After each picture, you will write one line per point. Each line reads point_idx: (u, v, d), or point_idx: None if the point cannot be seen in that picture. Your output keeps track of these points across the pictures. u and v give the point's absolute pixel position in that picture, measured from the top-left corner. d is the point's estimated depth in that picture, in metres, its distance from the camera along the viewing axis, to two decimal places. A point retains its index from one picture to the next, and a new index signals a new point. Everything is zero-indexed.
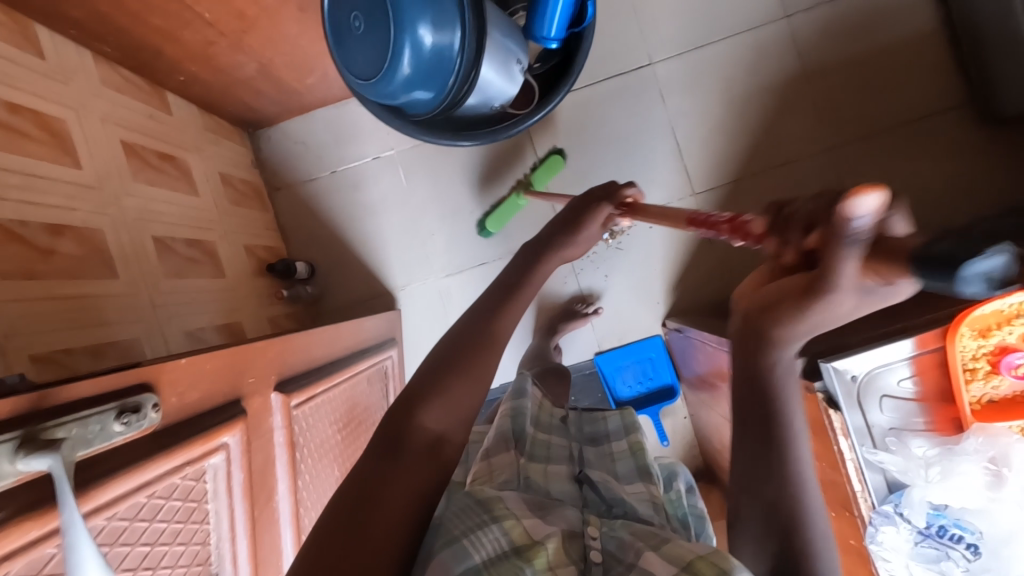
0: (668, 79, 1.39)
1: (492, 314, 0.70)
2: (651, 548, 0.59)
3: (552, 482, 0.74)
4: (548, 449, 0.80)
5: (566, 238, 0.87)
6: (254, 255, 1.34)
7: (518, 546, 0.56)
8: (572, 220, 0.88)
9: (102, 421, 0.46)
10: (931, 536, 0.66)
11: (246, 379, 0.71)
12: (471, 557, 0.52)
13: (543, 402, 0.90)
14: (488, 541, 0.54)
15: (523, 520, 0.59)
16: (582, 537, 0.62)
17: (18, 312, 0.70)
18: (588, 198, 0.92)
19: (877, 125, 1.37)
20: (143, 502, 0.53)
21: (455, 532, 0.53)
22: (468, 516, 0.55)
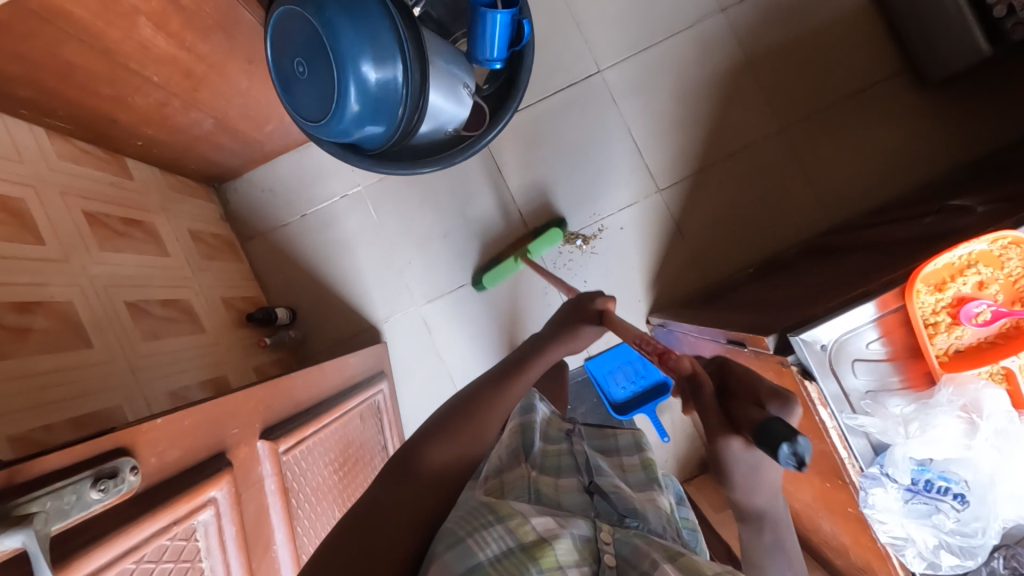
0: (617, 84, 1.43)
1: (499, 386, 0.74)
2: (667, 558, 0.58)
3: (563, 493, 0.70)
4: (559, 459, 0.77)
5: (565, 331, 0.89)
6: (233, 307, 1.34)
7: (525, 544, 0.54)
8: (567, 327, 0.89)
9: (78, 490, 0.46)
10: (920, 492, 0.67)
11: (230, 430, 0.71)
12: (475, 556, 0.52)
13: (552, 420, 0.87)
14: (491, 541, 0.53)
15: (532, 519, 0.57)
16: (596, 542, 0.61)
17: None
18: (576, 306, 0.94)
19: (823, 102, 1.42)
20: (131, 568, 0.53)
21: (459, 533, 0.53)
22: (473, 518, 0.55)
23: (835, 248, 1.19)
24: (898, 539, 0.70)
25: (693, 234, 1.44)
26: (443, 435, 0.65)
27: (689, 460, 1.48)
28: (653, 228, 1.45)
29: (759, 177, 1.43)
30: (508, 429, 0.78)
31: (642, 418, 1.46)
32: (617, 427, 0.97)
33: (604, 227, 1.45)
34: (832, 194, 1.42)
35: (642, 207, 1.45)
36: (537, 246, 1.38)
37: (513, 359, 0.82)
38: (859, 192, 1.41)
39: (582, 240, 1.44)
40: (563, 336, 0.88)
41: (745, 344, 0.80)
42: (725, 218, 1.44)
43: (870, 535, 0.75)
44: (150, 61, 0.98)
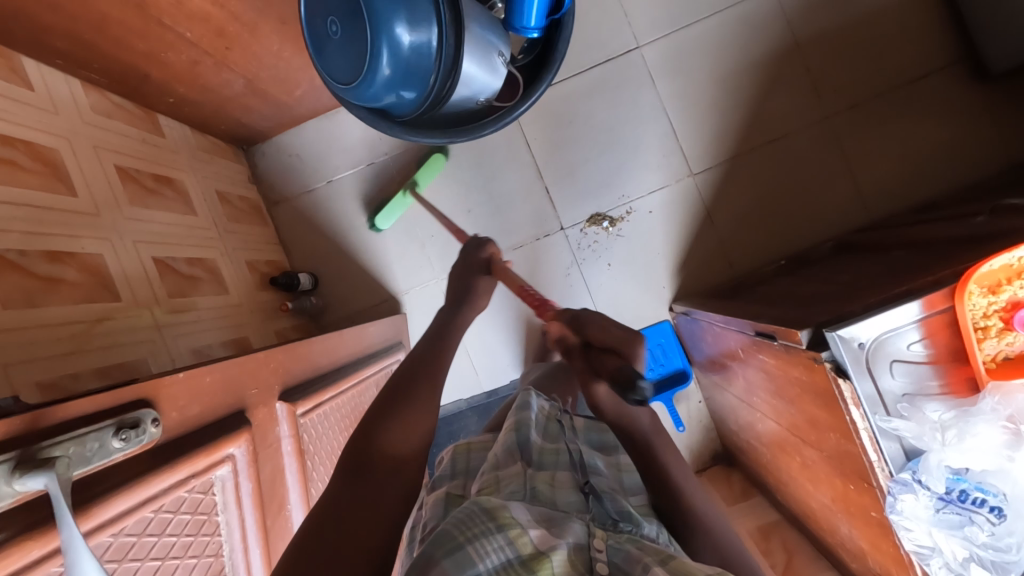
0: (655, 62, 1.37)
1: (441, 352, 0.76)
2: (659, 562, 0.57)
3: (558, 492, 0.70)
4: (556, 456, 0.78)
5: (468, 298, 0.90)
6: (257, 270, 1.35)
7: (523, 556, 0.55)
8: (465, 290, 0.90)
9: (100, 438, 0.47)
10: (953, 502, 0.64)
11: (249, 390, 0.71)
12: (474, 565, 0.53)
13: (550, 411, 0.90)
14: (491, 550, 0.54)
15: (529, 530, 0.58)
16: (589, 550, 0.60)
17: (24, 338, 0.71)
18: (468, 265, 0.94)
19: (871, 90, 1.34)
20: (150, 517, 0.54)
21: (458, 539, 0.55)
22: (472, 523, 0.56)
23: (873, 244, 1.14)
24: (924, 548, 0.66)
25: (723, 222, 1.40)
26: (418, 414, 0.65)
27: (704, 451, 1.46)
28: (683, 213, 1.40)
29: (797, 167, 1.37)
30: (506, 427, 0.85)
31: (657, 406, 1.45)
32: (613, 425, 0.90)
33: (632, 210, 1.41)
34: (873, 188, 1.35)
35: (672, 191, 1.40)
36: (422, 176, 1.39)
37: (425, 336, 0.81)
38: (902, 187, 1.34)
39: (609, 222, 1.41)
40: (464, 304, 0.88)
41: (775, 337, 0.77)
42: (756, 206, 1.39)
43: (892, 541, 0.71)
44: (183, 16, 0.97)
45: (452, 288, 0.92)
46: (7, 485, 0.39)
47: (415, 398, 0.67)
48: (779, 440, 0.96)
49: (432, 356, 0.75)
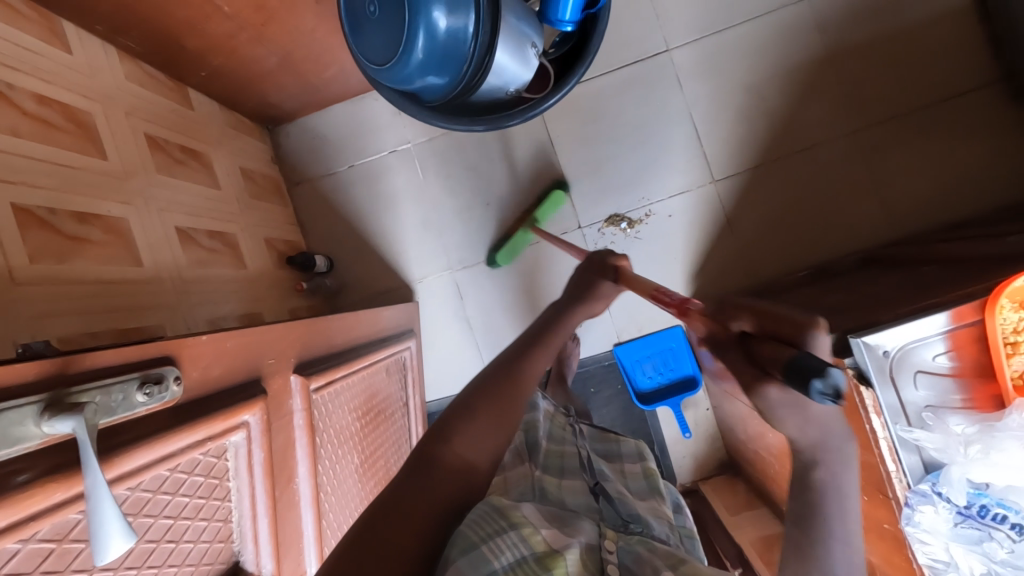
0: (685, 65, 1.37)
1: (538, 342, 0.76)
2: (669, 566, 0.58)
3: (568, 493, 0.75)
4: (562, 460, 0.84)
5: (587, 296, 0.88)
6: (275, 248, 1.35)
7: (538, 554, 0.56)
8: (585, 289, 0.89)
9: (125, 390, 0.47)
10: (972, 517, 0.62)
11: (267, 359, 0.71)
12: (490, 564, 0.51)
13: (555, 419, 0.96)
14: (507, 549, 0.54)
15: (541, 530, 0.60)
16: (600, 550, 0.62)
17: (50, 293, 0.72)
18: (586, 269, 0.93)
19: (903, 107, 1.33)
20: (165, 475, 0.54)
21: (473, 539, 0.53)
22: (487, 523, 0.55)
23: (895, 261, 1.13)
24: (938, 562, 0.64)
25: (743, 231, 1.39)
26: (469, 415, 0.62)
27: (708, 459, 1.45)
28: (703, 220, 1.40)
29: (821, 180, 1.36)
30: None
31: (665, 411, 1.44)
32: (620, 435, 1.01)
33: (652, 213, 1.41)
34: (897, 206, 1.34)
35: (694, 196, 1.40)
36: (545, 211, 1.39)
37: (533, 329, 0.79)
38: (928, 207, 1.33)
39: (627, 223, 1.41)
40: (582, 300, 0.86)
41: None
42: (777, 217, 1.38)
43: (906, 555, 0.68)
44: None
45: (571, 284, 0.91)
46: (35, 426, 0.39)
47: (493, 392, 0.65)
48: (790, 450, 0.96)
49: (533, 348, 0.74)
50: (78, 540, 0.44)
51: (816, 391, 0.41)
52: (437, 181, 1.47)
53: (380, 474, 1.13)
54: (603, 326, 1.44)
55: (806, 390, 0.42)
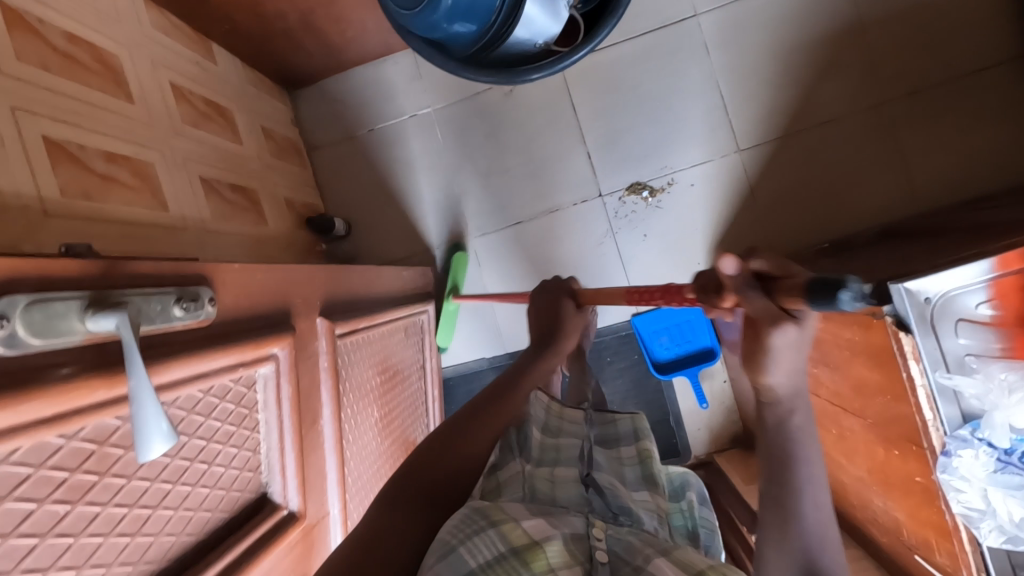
0: (711, 32, 1.34)
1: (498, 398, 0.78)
2: (659, 553, 0.60)
3: (559, 488, 0.71)
4: (554, 450, 0.80)
5: (553, 338, 0.88)
6: (294, 209, 1.35)
7: (517, 548, 0.55)
8: (552, 329, 0.89)
9: (163, 302, 0.47)
10: (1011, 463, 0.62)
11: (295, 298, 0.71)
12: (466, 564, 0.52)
13: (551, 404, 0.85)
14: (484, 548, 0.54)
15: (522, 522, 0.58)
16: (588, 539, 0.62)
17: (84, 225, 0.72)
18: (545, 305, 0.92)
19: (937, 76, 1.29)
20: (199, 396, 0.54)
21: (452, 542, 0.54)
22: (467, 526, 0.56)
23: (927, 232, 1.10)
24: (974, 511, 0.62)
25: (765, 203, 1.36)
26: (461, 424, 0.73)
27: (723, 432, 1.45)
28: (726, 190, 1.37)
29: (848, 152, 1.33)
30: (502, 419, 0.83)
31: (681, 383, 1.43)
32: (618, 414, 0.99)
33: (674, 182, 1.39)
34: (925, 180, 1.29)
35: (715, 167, 1.37)
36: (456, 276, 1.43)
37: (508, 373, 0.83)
38: (959, 181, 1.28)
39: (648, 192, 1.39)
40: (546, 347, 0.87)
41: None
42: (803, 190, 1.35)
43: (936, 507, 0.67)
44: None
45: (538, 327, 0.91)
46: (79, 323, 0.39)
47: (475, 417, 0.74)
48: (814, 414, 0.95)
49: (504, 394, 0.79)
50: (118, 445, 0.44)
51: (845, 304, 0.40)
52: (457, 147, 1.45)
53: (396, 432, 1.13)
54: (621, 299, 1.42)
55: (837, 306, 0.41)
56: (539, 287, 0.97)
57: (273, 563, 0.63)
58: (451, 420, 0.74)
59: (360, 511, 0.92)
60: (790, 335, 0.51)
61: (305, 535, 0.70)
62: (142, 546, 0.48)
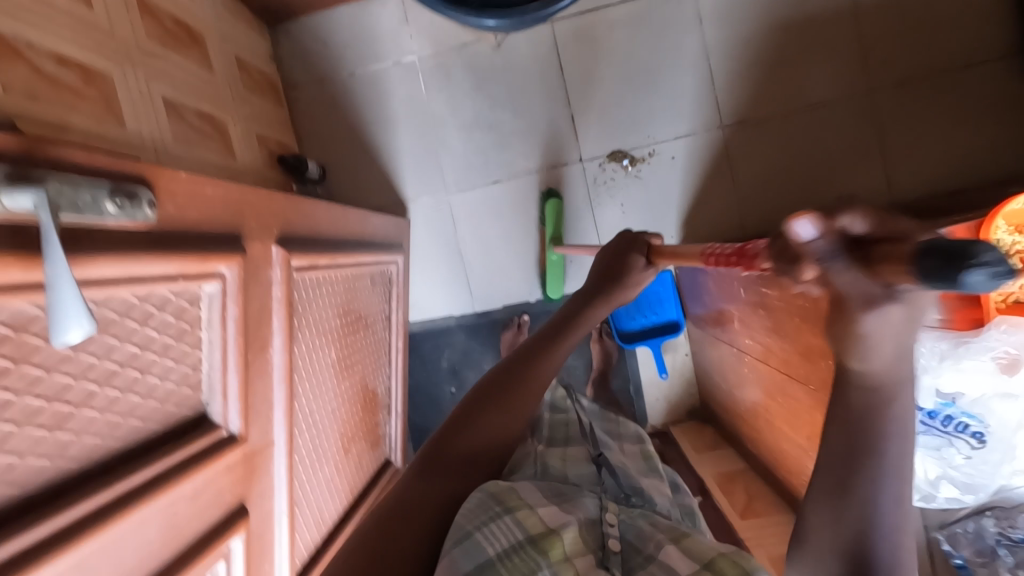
0: (707, 3, 1.32)
1: (537, 353, 0.72)
2: (671, 540, 0.61)
3: (570, 466, 0.76)
4: (565, 432, 0.85)
5: (617, 287, 0.81)
6: (266, 146, 1.31)
7: (534, 537, 0.55)
8: (615, 279, 0.82)
9: (95, 194, 0.45)
10: (938, 426, 0.77)
11: (248, 221, 0.69)
12: (484, 552, 0.52)
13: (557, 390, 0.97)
14: (502, 535, 0.54)
15: (537, 510, 0.60)
16: (601, 525, 0.63)
17: (24, 110, 0.68)
18: (615, 255, 0.85)
19: (923, 68, 1.29)
20: (133, 302, 0.53)
21: (467, 527, 0.54)
22: (482, 512, 0.56)
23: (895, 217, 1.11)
24: None
25: (743, 181, 1.36)
26: (480, 410, 0.66)
27: (681, 403, 1.48)
28: (706, 166, 1.37)
29: (830, 136, 1.33)
30: None
31: (645, 353, 1.45)
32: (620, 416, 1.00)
33: (655, 153, 1.38)
34: (900, 173, 1.31)
35: (698, 140, 1.36)
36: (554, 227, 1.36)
37: (549, 323, 0.77)
38: (933, 178, 1.30)
39: (629, 160, 1.38)
40: (608, 291, 0.80)
41: None
42: (784, 171, 1.35)
43: None
44: None
45: (603, 272, 0.83)
46: None
47: (502, 396, 0.67)
48: (765, 383, 0.98)
49: (543, 352, 0.73)
50: (38, 335, 0.43)
51: (972, 282, 0.31)
52: (441, 98, 1.42)
53: (355, 377, 1.12)
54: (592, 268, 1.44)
55: (956, 284, 0.32)
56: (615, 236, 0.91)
57: (209, 478, 0.62)
58: (470, 397, 0.68)
59: (311, 447, 0.92)
60: (892, 319, 0.37)
61: (247, 459, 0.69)
62: (62, 443, 0.47)
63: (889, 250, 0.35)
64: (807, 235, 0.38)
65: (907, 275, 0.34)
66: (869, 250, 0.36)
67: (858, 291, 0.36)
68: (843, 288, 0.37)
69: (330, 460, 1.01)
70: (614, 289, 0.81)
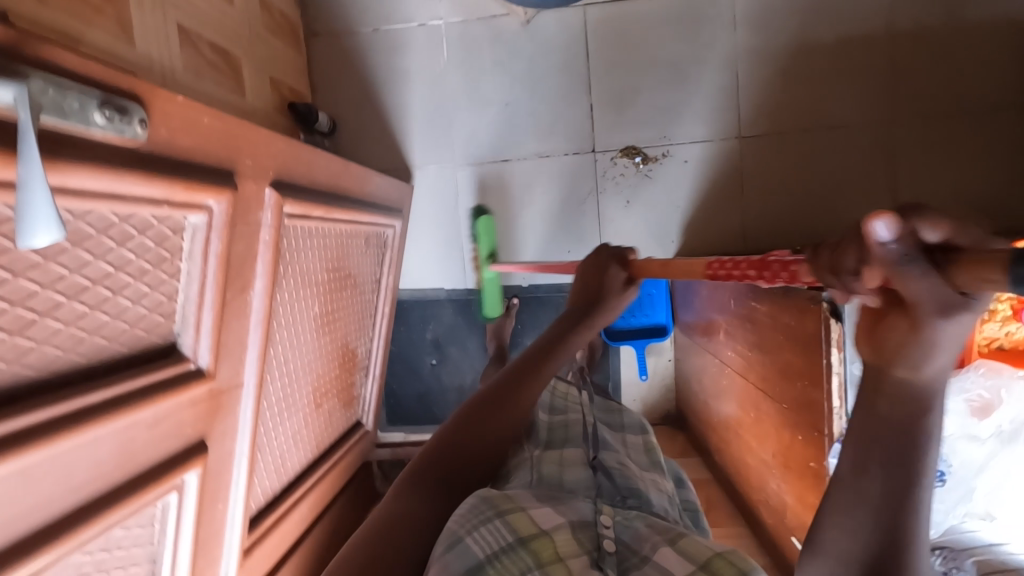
0: (745, 9, 1.29)
1: (525, 375, 0.75)
2: (667, 541, 0.62)
3: (567, 471, 0.78)
4: (565, 432, 0.88)
5: (598, 311, 0.86)
6: (279, 91, 1.28)
7: (523, 537, 0.58)
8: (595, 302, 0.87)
9: (82, 103, 0.45)
10: None
11: (243, 158, 0.68)
12: (476, 555, 0.54)
13: (558, 389, 1.00)
14: (493, 539, 0.57)
15: (530, 511, 0.62)
16: (595, 526, 0.65)
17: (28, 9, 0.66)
18: (597, 274, 0.89)
19: (950, 107, 1.27)
20: (113, 220, 0.52)
21: (460, 531, 0.56)
22: (474, 516, 0.59)
23: None
24: None
25: (753, 195, 1.35)
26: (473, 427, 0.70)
27: (657, 407, 1.48)
28: (718, 175, 1.35)
29: (846, 163, 1.31)
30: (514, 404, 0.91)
31: (629, 353, 1.45)
32: (623, 405, 1.06)
33: (669, 154, 1.36)
34: None
35: (714, 148, 1.35)
36: (484, 244, 1.37)
37: (534, 347, 0.79)
38: None
39: (642, 158, 1.37)
40: (591, 313, 0.85)
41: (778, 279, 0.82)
42: (794, 191, 1.34)
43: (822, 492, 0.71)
44: None
45: (583, 297, 0.88)
46: None
47: (494, 415, 0.71)
48: (742, 397, 0.98)
49: (532, 371, 0.76)
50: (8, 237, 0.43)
51: None
52: (462, 67, 1.39)
53: (337, 335, 1.12)
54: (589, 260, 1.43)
55: None
56: (594, 251, 0.94)
57: (171, 408, 0.62)
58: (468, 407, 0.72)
59: (281, 397, 0.92)
60: (964, 327, 0.35)
61: (212, 397, 0.69)
62: (21, 348, 0.47)
63: (968, 254, 0.32)
64: (885, 238, 0.34)
65: (990, 284, 0.31)
66: (947, 256, 0.33)
67: (935, 299, 0.34)
68: (911, 295, 0.35)
69: (300, 412, 1.00)
70: (598, 314, 0.86)
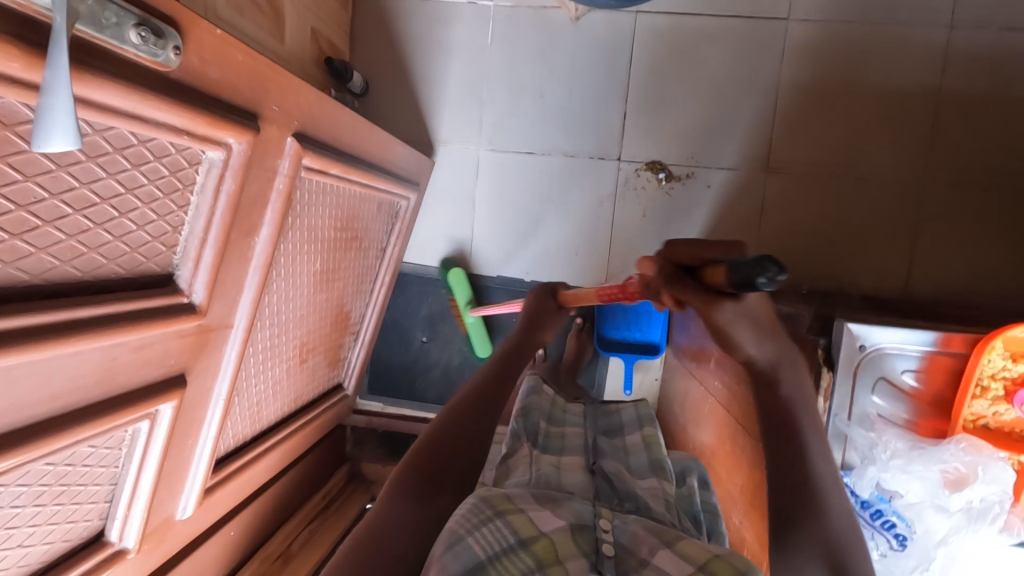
0: (796, 44, 1.27)
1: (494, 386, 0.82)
2: (663, 544, 0.65)
3: (565, 474, 0.81)
4: (562, 441, 0.92)
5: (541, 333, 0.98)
6: (318, 43, 1.27)
7: (523, 539, 0.61)
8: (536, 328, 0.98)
9: (120, 18, 0.44)
10: (869, 518, 0.81)
11: (269, 103, 0.67)
12: (475, 554, 0.56)
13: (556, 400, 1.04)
14: (492, 539, 0.59)
15: (529, 513, 0.65)
16: (594, 530, 0.68)
17: None
18: (538, 304, 1.02)
19: (982, 179, 1.26)
20: (131, 141, 0.51)
21: (460, 531, 0.58)
22: (474, 516, 0.60)
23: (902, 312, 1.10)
24: None
25: (769, 232, 1.34)
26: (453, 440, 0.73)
27: None
28: (740, 205, 1.34)
29: (868, 216, 1.30)
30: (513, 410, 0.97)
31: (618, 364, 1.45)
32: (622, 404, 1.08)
33: (694, 175, 1.35)
34: (919, 274, 1.29)
35: (740, 178, 1.33)
36: (460, 290, 1.43)
37: (492, 365, 0.87)
38: (952, 289, 1.28)
39: (665, 175, 1.36)
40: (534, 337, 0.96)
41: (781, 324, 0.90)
42: (811, 234, 1.33)
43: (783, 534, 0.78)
44: None
45: (526, 321, 0.99)
46: None
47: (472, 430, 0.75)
48: (724, 430, 0.99)
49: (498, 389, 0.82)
50: (23, 138, 0.43)
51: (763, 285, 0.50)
52: (504, 52, 1.38)
53: (334, 296, 1.12)
54: (596, 266, 1.42)
55: (758, 288, 0.51)
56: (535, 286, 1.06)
57: (158, 336, 0.62)
58: (448, 418, 0.76)
59: (267, 345, 0.92)
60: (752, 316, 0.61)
61: (201, 332, 0.69)
62: (20, 252, 0.46)
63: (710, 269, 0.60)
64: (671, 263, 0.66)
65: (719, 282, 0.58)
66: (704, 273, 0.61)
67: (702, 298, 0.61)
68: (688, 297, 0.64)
69: (283, 363, 1.00)
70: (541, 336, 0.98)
